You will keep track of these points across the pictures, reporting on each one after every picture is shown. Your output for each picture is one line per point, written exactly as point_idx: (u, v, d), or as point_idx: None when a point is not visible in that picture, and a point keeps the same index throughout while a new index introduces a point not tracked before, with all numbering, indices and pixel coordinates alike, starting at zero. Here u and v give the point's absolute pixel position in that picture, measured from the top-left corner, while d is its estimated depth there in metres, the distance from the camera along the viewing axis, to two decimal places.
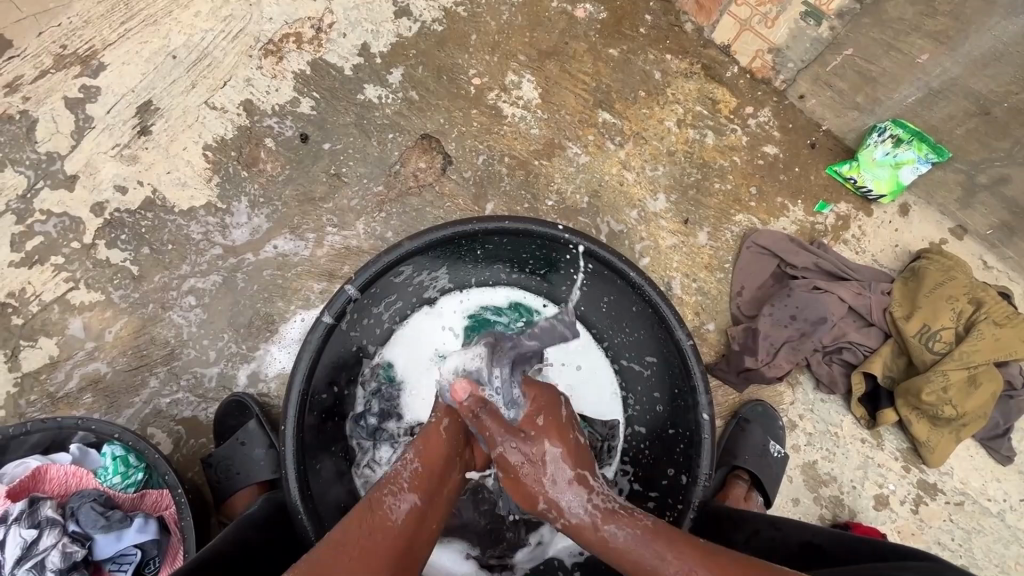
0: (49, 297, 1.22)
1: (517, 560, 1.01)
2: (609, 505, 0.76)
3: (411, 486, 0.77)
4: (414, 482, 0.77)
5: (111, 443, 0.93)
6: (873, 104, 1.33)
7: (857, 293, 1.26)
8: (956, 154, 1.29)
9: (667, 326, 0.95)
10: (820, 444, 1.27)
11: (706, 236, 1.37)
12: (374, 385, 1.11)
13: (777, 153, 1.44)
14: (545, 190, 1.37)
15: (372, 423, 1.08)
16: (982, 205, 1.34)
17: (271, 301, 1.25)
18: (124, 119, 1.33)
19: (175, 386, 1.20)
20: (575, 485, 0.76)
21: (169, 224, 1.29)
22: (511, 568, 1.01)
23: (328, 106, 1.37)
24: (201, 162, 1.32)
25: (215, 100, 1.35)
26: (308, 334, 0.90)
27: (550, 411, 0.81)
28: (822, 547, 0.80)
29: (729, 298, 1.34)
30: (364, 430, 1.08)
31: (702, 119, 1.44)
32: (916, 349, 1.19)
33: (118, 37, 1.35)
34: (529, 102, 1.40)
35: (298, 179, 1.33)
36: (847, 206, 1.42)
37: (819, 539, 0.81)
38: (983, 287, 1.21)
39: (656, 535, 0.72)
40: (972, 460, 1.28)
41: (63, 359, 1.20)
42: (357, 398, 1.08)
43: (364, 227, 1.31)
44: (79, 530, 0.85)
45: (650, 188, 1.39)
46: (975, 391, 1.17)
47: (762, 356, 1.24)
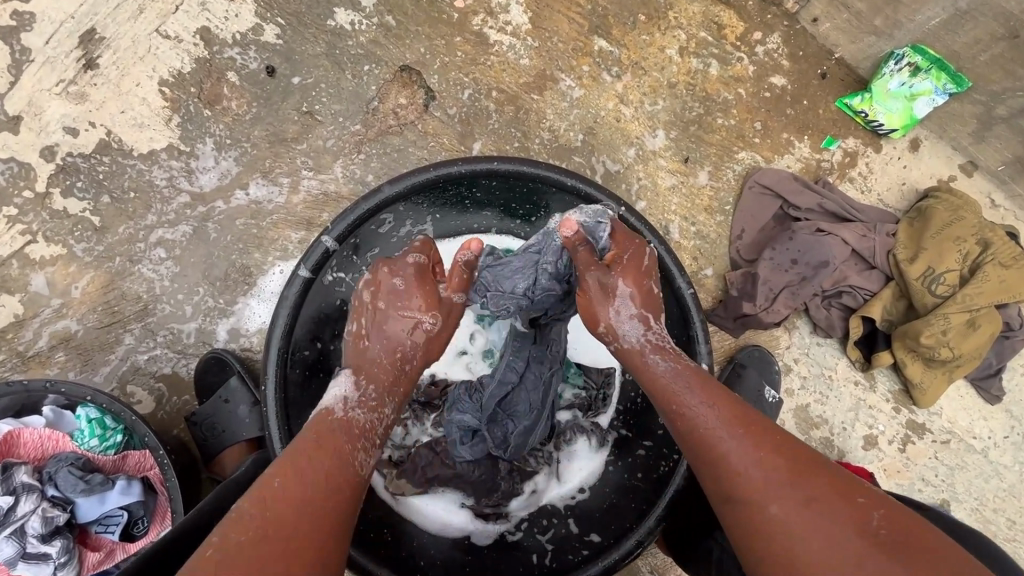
0: (6, 252, 1.14)
1: (511, 508, 1.01)
2: (662, 343, 0.75)
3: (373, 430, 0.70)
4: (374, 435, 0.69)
5: (85, 405, 0.88)
6: (893, 28, 1.22)
7: (861, 234, 1.21)
8: (976, 83, 1.21)
9: (666, 275, 0.91)
10: (814, 387, 1.27)
11: (706, 175, 1.30)
12: None
13: (785, 84, 1.34)
14: (536, 127, 1.27)
15: None
16: (996, 139, 1.27)
17: (246, 252, 1.18)
18: (65, 50, 1.18)
19: (152, 342, 1.14)
20: (638, 316, 0.75)
21: (129, 169, 1.18)
22: (506, 517, 1.01)
23: (295, 34, 1.23)
24: (158, 100, 1.20)
25: (168, 28, 1.21)
26: (286, 288, 0.85)
27: (638, 256, 0.77)
28: None
29: (729, 241, 1.28)
30: None
31: (706, 47, 1.32)
32: (918, 291, 1.16)
33: None
34: (518, 28, 1.27)
35: (267, 118, 1.22)
36: (855, 141, 1.35)
37: None
38: (992, 226, 1.16)
39: (701, 381, 0.70)
40: (962, 400, 1.29)
41: (29, 317, 1.13)
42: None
43: (341, 170, 1.22)
44: (59, 495, 0.83)
45: (649, 124, 1.30)
46: (974, 333, 1.15)
47: (760, 302, 1.20)
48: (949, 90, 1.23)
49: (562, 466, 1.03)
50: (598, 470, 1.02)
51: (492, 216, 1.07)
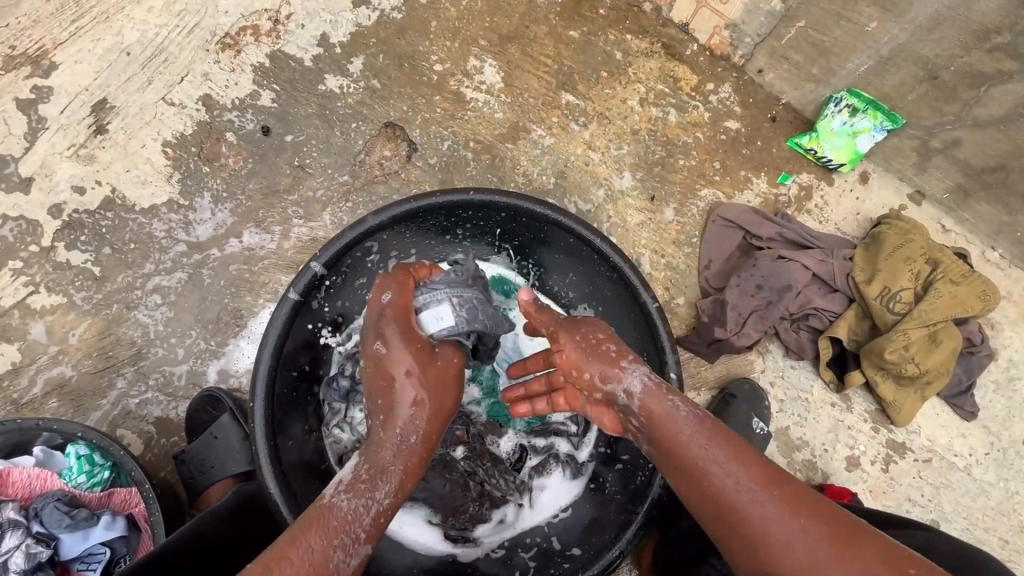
0: (9, 302, 1.20)
1: (479, 535, 1.01)
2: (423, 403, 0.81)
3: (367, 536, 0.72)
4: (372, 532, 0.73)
5: (75, 443, 0.91)
6: (829, 75, 1.35)
7: (820, 260, 1.28)
8: (910, 119, 1.32)
9: (633, 290, 0.98)
10: (792, 410, 1.30)
11: (672, 212, 1.39)
12: (349, 349, 1.08)
13: (739, 128, 1.46)
14: (511, 173, 1.37)
15: (345, 385, 1.05)
16: (937, 169, 1.37)
17: (238, 296, 1.24)
18: (78, 118, 1.30)
19: (144, 385, 1.18)
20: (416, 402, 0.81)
21: (131, 223, 1.26)
22: (474, 542, 1.00)
23: (289, 97, 1.35)
24: (160, 159, 1.30)
25: (173, 96, 1.33)
26: (275, 311, 0.90)
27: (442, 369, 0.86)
28: None
29: (697, 271, 1.36)
30: (337, 392, 1.05)
31: (664, 97, 1.45)
32: (877, 310, 1.22)
33: (69, 35, 1.32)
34: (492, 87, 1.40)
35: (261, 172, 1.31)
36: (809, 176, 1.45)
37: None
38: (940, 247, 1.24)
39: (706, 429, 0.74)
40: (939, 417, 1.32)
41: (26, 365, 1.17)
42: (331, 362, 1.07)
43: (330, 217, 1.31)
44: (43, 530, 0.84)
45: (616, 166, 1.40)
46: (936, 348, 1.20)
47: (731, 327, 1.26)
48: (886, 127, 1.35)
49: (533, 492, 1.04)
50: (569, 497, 1.03)
51: (483, 246, 1.15)
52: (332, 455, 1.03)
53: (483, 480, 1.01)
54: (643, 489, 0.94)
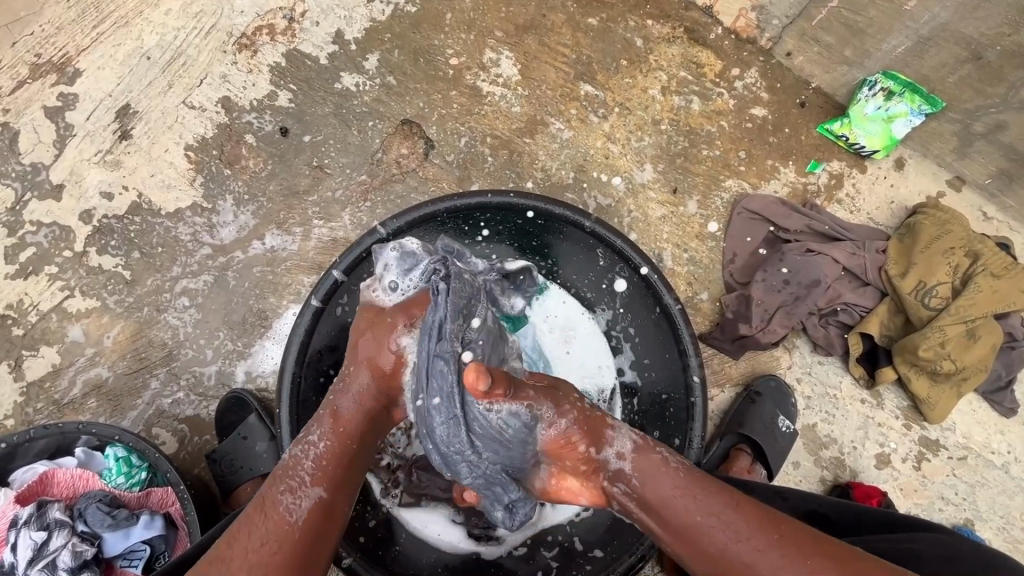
0: (46, 306, 1.24)
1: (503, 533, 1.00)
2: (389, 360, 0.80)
3: (312, 479, 0.71)
4: (319, 473, 0.72)
5: (113, 445, 0.95)
6: (862, 57, 1.29)
7: (851, 253, 1.24)
8: (951, 103, 1.25)
9: (654, 292, 0.99)
10: (819, 406, 1.26)
11: (695, 204, 1.35)
12: None
13: (765, 115, 1.40)
14: (530, 168, 1.35)
15: None
16: (978, 154, 1.30)
17: (263, 297, 1.26)
18: (104, 124, 1.32)
19: (176, 385, 1.22)
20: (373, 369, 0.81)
21: (158, 227, 1.29)
22: (499, 540, 0.99)
23: (306, 97, 1.35)
24: (184, 163, 1.32)
25: (193, 100, 1.34)
26: (298, 318, 0.93)
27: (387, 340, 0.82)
28: (830, 518, 0.83)
29: (721, 265, 1.32)
30: None
31: (687, 85, 1.41)
32: (911, 305, 1.17)
33: (92, 42, 1.34)
34: (509, 80, 1.38)
35: (281, 174, 1.32)
36: (840, 164, 1.39)
37: (824, 508, 0.84)
38: (981, 238, 1.19)
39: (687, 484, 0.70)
40: (975, 414, 1.27)
41: (65, 366, 1.22)
42: None
43: (350, 217, 1.31)
44: (88, 530, 0.88)
45: (637, 158, 1.37)
46: (974, 344, 1.15)
47: (756, 323, 1.23)
48: (924, 111, 1.28)
49: None
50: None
51: None
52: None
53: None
54: None
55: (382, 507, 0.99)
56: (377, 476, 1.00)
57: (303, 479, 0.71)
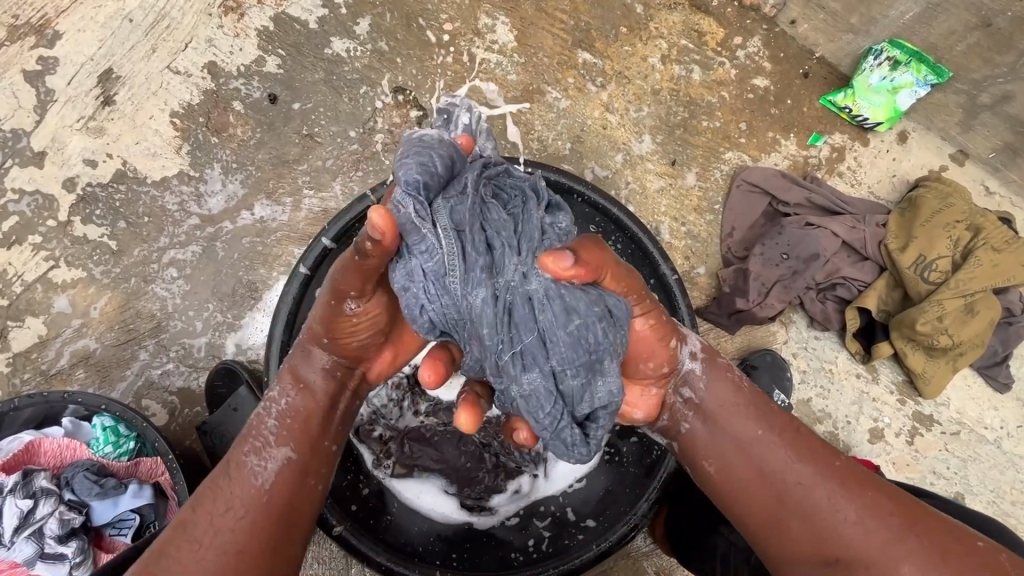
0: (31, 277, 1.22)
1: (495, 503, 0.99)
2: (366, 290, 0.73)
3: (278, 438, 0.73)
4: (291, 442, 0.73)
5: (100, 415, 0.93)
6: (869, 24, 1.25)
7: (851, 226, 1.22)
8: (957, 72, 1.23)
9: (650, 261, 0.96)
10: (814, 381, 1.26)
11: (694, 176, 1.33)
12: None
13: (768, 85, 1.37)
14: (525, 138, 1.32)
15: None
16: (983, 127, 1.28)
17: (253, 269, 1.24)
18: (86, 89, 1.28)
19: (165, 357, 1.20)
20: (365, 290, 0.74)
21: (143, 196, 1.26)
22: (490, 511, 0.99)
23: (295, 63, 1.31)
24: (169, 130, 1.28)
25: (178, 64, 1.30)
26: (285, 287, 0.90)
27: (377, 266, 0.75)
28: None
29: (720, 239, 1.30)
30: None
31: (688, 53, 1.37)
32: (910, 279, 1.16)
33: (71, 2, 1.29)
34: (505, 46, 1.34)
35: (270, 142, 1.29)
36: (842, 136, 1.36)
37: None
38: (982, 212, 1.17)
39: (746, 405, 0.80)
40: (970, 389, 1.27)
41: (52, 338, 1.20)
42: None
43: (341, 187, 1.28)
44: (75, 498, 0.87)
45: (635, 129, 1.34)
46: (972, 319, 1.14)
47: (753, 297, 1.21)
48: (930, 81, 1.25)
49: (549, 463, 1.03)
50: (587, 466, 1.01)
51: None
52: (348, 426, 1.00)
53: (498, 452, 1.01)
54: (658, 463, 0.94)
55: (375, 478, 0.98)
56: (369, 446, 0.99)
57: (266, 440, 0.73)
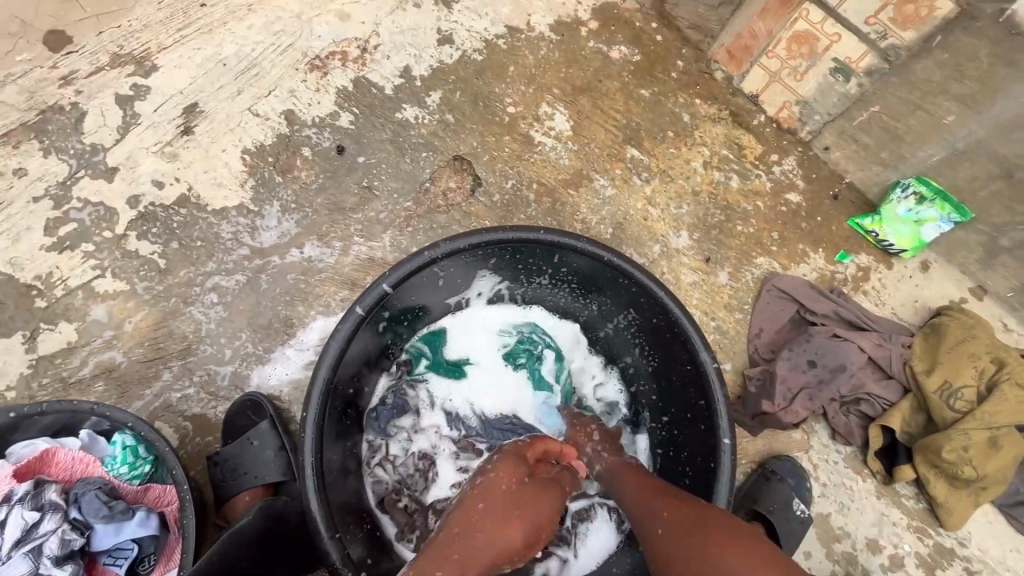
0: (75, 282, 1.24)
1: None
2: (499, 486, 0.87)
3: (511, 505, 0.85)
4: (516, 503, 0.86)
5: (123, 432, 0.92)
6: (898, 161, 1.35)
7: (878, 344, 1.25)
8: (979, 214, 1.30)
9: (690, 346, 0.96)
10: (835, 496, 1.24)
11: (726, 275, 1.38)
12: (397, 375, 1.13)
13: (800, 201, 1.46)
14: (570, 219, 1.39)
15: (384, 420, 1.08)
16: (1002, 267, 1.34)
17: (292, 305, 1.26)
18: (170, 118, 1.37)
19: (188, 381, 1.19)
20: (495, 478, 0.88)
21: (201, 222, 1.31)
22: None
23: (366, 122, 1.41)
24: (238, 165, 1.35)
25: (259, 108, 1.39)
26: (339, 324, 0.91)
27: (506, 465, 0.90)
28: None
29: (747, 338, 1.34)
30: (377, 426, 1.08)
31: (728, 163, 1.47)
32: (935, 404, 1.18)
33: (174, 42, 1.41)
34: (561, 134, 1.45)
35: (330, 189, 1.36)
36: (867, 258, 1.43)
37: None
38: (1006, 347, 1.20)
39: None
40: (992, 527, 1.24)
41: (80, 346, 1.20)
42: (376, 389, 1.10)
43: (390, 239, 1.33)
44: (80, 518, 0.86)
45: (673, 225, 1.41)
46: (996, 453, 1.15)
47: (779, 401, 1.22)
48: (953, 219, 1.33)
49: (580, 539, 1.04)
50: (615, 544, 1.03)
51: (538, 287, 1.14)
52: (373, 494, 1.04)
53: None
54: None
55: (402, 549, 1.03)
56: (394, 517, 1.04)
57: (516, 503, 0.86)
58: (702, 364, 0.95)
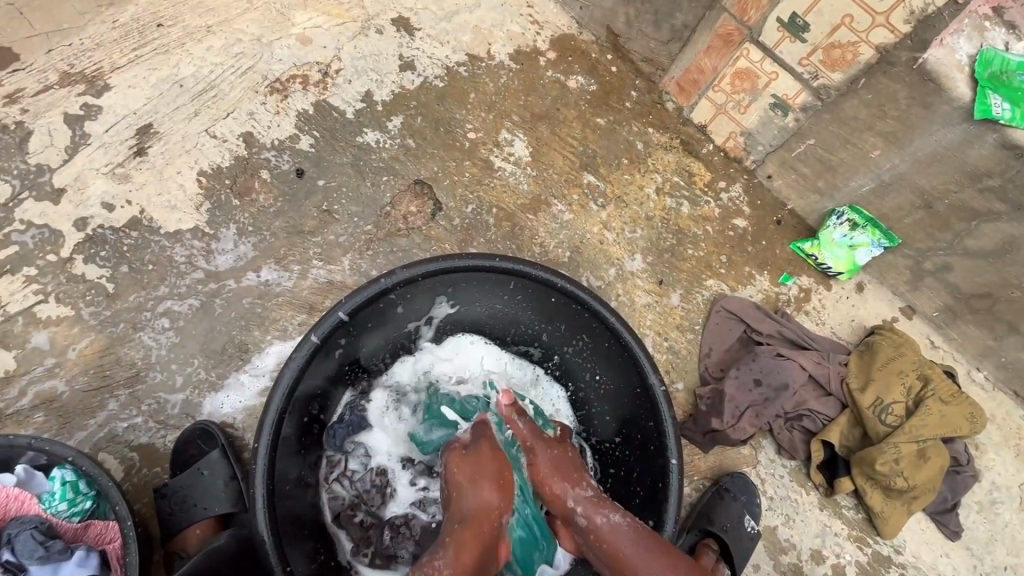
0: (15, 308, 1.19)
1: None
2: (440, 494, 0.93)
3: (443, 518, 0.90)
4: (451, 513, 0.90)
5: (62, 467, 0.89)
6: (833, 189, 1.45)
7: (817, 362, 1.32)
8: (905, 240, 1.41)
9: (640, 370, 1.00)
10: (781, 509, 1.30)
11: (678, 297, 1.44)
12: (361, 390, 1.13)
13: (746, 226, 1.54)
14: (529, 242, 1.43)
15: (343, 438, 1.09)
16: (927, 289, 1.45)
17: (247, 330, 1.24)
18: (122, 139, 1.34)
19: (136, 409, 1.16)
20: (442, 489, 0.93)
21: (153, 245, 1.28)
22: None
23: (327, 145, 1.41)
24: (193, 187, 1.34)
25: (216, 130, 1.38)
26: (294, 351, 0.92)
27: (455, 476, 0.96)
28: None
29: (698, 357, 1.39)
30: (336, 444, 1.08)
31: (679, 189, 1.54)
32: (869, 419, 1.26)
33: (128, 62, 1.39)
34: (520, 159, 1.49)
35: (289, 212, 1.35)
36: (808, 279, 1.52)
37: None
38: (930, 364, 1.30)
39: None
40: (923, 534, 1.32)
41: (19, 374, 1.16)
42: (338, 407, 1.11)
43: (350, 262, 1.34)
44: (13, 560, 0.82)
45: (628, 248, 1.46)
46: (924, 464, 1.23)
47: (727, 419, 1.28)
48: (883, 244, 1.43)
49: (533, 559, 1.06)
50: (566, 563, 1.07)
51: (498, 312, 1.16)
52: (329, 510, 1.05)
53: None
54: None
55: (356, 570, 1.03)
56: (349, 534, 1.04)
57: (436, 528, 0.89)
58: (651, 389, 0.99)
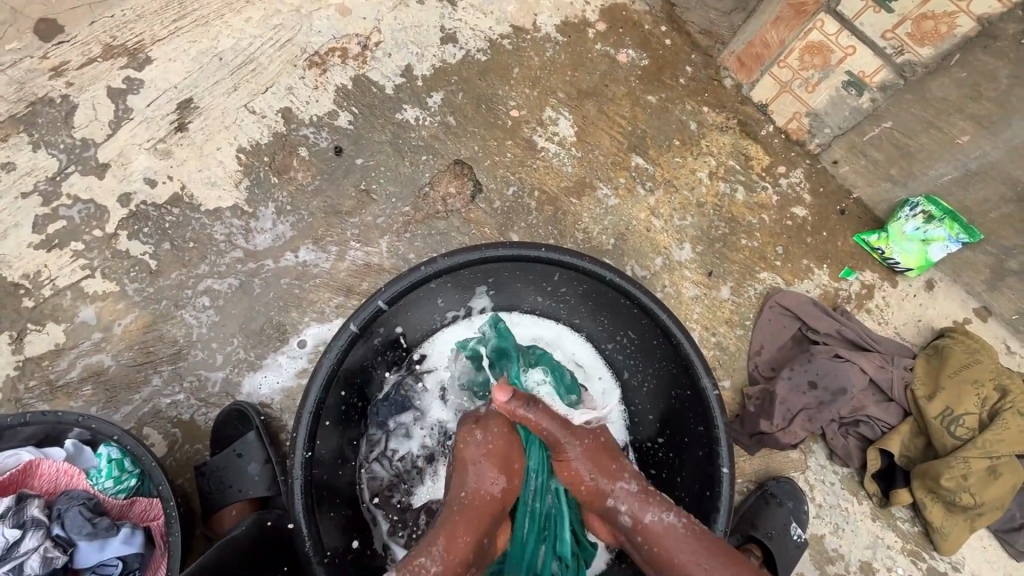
0: (63, 282, 1.21)
1: None
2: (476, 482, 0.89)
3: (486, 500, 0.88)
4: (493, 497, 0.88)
5: (107, 445, 0.91)
6: (908, 177, 1.32)
7: (880, 365, 1.23)
8: (988, 236, 1.28)
9: (692, 372, 0.93)
10: (830, 517, 1.23)
11: (728, 290, 1.36)
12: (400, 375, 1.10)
13: (806, 215, 1.43)
14: (572, 228, 1.36)
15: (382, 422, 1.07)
16: (1008, 289, 1.32)
17: (285, 311, 1.23)
18: (163, 113, 1.33)
19: (178, 386, 1.17)
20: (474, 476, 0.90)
21: (193, 222, 1.28)
22: None
23: (365, 122, 1.37)
24: (232, 164, 1.32)
25: (255, 105, 1.35)
26: (333, 339, 0.89)
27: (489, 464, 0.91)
28: None
29: (747, 354, 1.32)
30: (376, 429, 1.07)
31: (733, 173, 1.44)
32: (935, 430, 1.17)
33: (168, 33, 1.36)
34: (564, 140, 1.41)
35: (326, 191, 1.32)
36: (872, 275, 1.41)
37: None
38: (1010, 373, 1.19)
39: None
40: (985, 552, 1.24)
41: (68, 347, 1.18)
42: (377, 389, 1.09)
43: (387, 245, 1.30)
44: (63, 535, 0.84)
45: (676, 237, 1.38)
46: (995, 481, 1.14)
47: (777, 421, 1.21)
48: (962, 240, 1.30)
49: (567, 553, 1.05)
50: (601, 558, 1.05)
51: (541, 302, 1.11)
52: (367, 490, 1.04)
53: None
54: None
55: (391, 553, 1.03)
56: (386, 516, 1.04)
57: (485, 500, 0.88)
58: (705, 392, 0.92)
